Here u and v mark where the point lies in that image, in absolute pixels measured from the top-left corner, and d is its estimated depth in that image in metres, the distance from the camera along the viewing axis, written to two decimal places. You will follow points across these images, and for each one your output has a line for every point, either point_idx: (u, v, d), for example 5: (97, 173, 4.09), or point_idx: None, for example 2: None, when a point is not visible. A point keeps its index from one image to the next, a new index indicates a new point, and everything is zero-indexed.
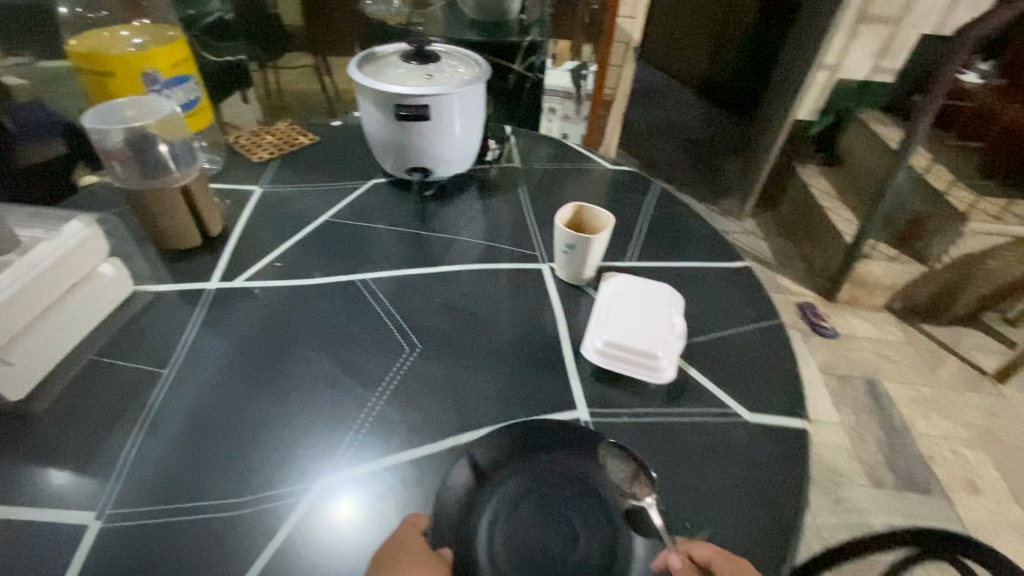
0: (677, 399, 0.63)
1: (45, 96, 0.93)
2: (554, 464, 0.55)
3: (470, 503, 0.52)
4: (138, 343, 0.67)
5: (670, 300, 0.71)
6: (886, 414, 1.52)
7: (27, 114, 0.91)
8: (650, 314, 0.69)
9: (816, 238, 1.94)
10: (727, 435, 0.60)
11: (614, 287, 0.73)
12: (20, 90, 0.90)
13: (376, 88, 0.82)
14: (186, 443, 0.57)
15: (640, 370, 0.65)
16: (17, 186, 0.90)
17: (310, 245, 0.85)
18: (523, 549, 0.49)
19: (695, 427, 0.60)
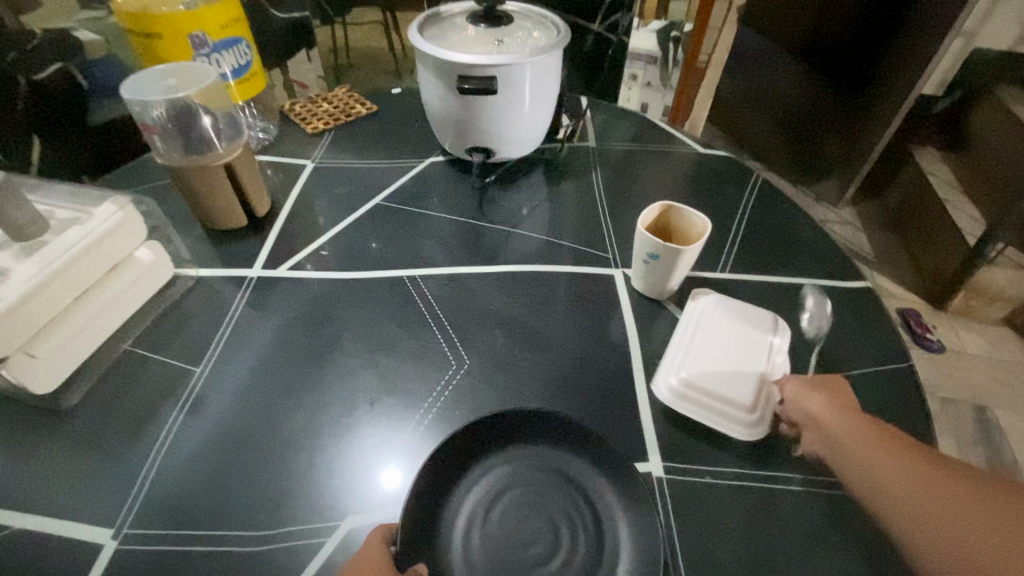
0: (772, 458, 0.52)
1: (118, 52, 0.86)
2: (520, 457, 0.50)
3: (441, 497, 0.47)
4: (175, 335, 0.64)
5: (772, 334, 0.58)
6: (996, 447, 1.29)
7: (100, 73, 0.85)
8: (744, 350, 0.57)
9: (927, 234, 1.68)
10: (835, 513, 0.48)
11: (702, 310, 0.61)
12: (94, 48, 0.83)
13: (434, 55, 0.72)
14: (212, 457, 0.53)
15: (721, 421, 0.53)
16: (92, 148, 0.88)
17: (359, 229, 0.78)
18: (499, 559, 0.44)
19: (794, 498, 0.49)
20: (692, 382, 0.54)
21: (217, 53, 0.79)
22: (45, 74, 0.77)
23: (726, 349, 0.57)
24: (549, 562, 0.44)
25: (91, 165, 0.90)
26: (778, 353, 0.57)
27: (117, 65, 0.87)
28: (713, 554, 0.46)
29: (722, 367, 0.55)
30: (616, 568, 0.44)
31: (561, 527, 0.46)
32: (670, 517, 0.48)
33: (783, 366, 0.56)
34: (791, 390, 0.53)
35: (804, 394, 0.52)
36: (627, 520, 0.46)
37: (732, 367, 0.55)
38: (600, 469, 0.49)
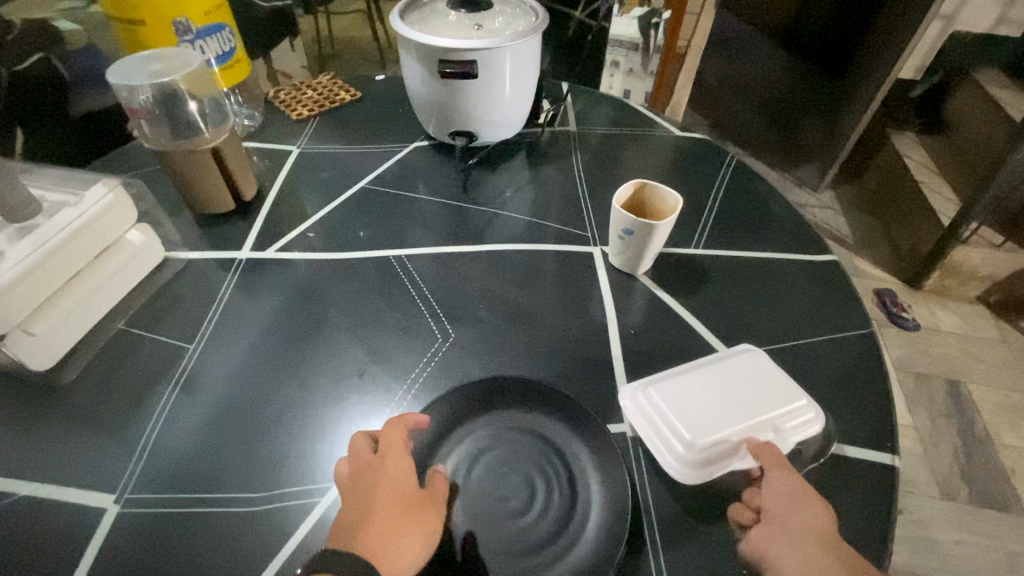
0: None
1: (98, 42, 0.87)
2: (500, 420, 0.53)
3: (426, 460, 0.50)
4: (167, 315, 0.66)
5: (793, 408, 0.50)
6: (967, 419, 1.34)
7: (80, 62, 0.85)
8: (735, 404, 0.50)
9: (904, 216, 1.72)
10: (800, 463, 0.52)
11: (733, 358, 0.55)
12: (74, 38, 0.84)
13: (416, 40, 0.74)
14: (209, 428, 0.55)
15: (657, 446, 0.50)
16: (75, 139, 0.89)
17: (346, 212, 0.80)
18: (479, 512, 0.47)
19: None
20: (653, 402, 0.51)
21: (202, 40, 0.81)
22: (27, 64, 0.78)
23: (722, 395, 0.51)
24: (526, 512, 0.47)
25: (74, 157, 0.90)
26: (778, 429, 0.49)
27: (99, 54, 0.87)
28: (682, 506, 0.48)
29: (692, 399, 0.51)
30: (588, 516, 0.46)
31: (538, 481, 0.49)
32: (642, 471, 0.51)
33: (772, 439, 0.49)
34: (785, 492, 0.44)
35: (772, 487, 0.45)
36: (598, 475, 0.49)
37: (711, 412, 0.50)
38: (575, 430, 0.52)
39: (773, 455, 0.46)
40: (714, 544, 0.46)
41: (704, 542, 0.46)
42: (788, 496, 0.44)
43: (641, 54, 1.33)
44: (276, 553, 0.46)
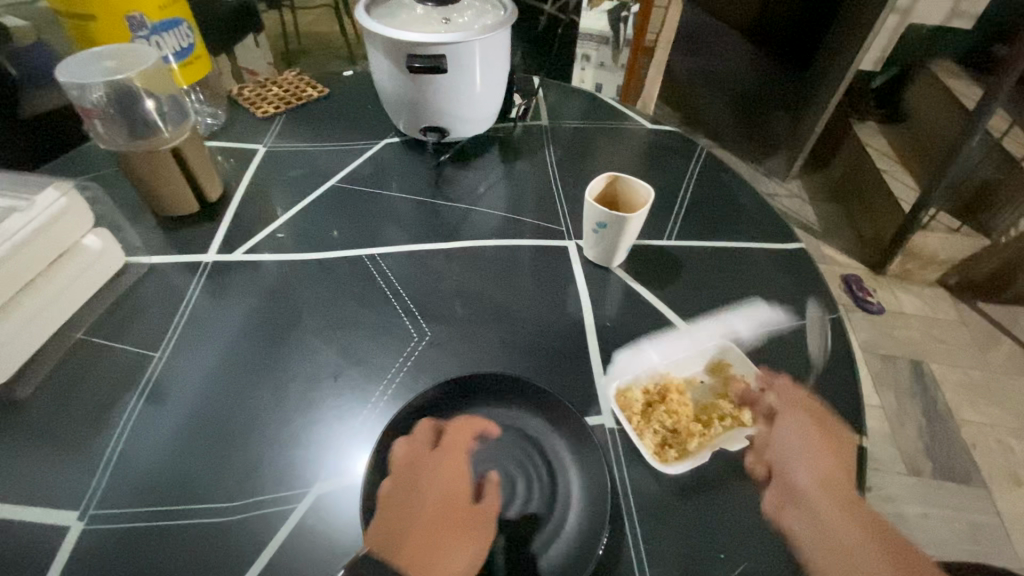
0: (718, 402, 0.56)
1: (48, 38, 0.83)
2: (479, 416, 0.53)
3: None
4: (130, 322, 0.64)
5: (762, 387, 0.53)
6: (930, 397, 1.40)
7: (29, 58, 0.82)
8: None
9: (868, 203, 1.77)
10: None
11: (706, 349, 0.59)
12: (22, 33, 0.80)
13: (383, 35, 0.73)
14: (178, 438, 0.53)
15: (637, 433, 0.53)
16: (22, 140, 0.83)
17: (316, 211, 0.79)
18: None
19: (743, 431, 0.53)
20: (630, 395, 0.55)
21: (157, 35, 0.78)
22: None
23: None
24: (508, 508, 0.47)
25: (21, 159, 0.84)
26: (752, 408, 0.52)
27: (50, 53, 0.84)
28: (661, 495, 0.49)
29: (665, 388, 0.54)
30: (568, 510, 0.47)
31: (516, 477, 0.49)
32: (621, 463, 0.51)
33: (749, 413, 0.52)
34: (793, 436, 0.50)
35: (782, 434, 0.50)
36: (578, 469, 0.49)
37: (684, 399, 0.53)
38: (553, 423, 0.52)
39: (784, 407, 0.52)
40: (693, 528, 0.47)
41: (683, 529, 0.47)
42: (796, 443, 0.49)
43: (611, 48, 1.34)
44: (252, 562, 0.45)
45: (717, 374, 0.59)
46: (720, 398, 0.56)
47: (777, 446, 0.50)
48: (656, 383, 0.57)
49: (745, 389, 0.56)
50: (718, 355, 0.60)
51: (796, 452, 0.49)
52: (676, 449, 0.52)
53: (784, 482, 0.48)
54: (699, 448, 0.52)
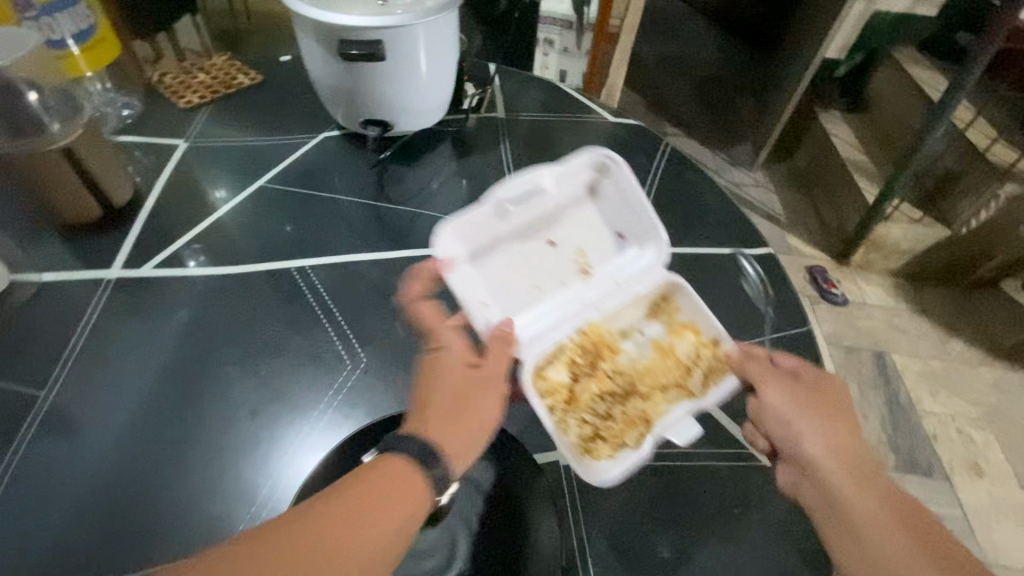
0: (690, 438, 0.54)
1: None
2: None
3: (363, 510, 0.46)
4: (19, 353, 0.56)
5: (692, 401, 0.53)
6: (893, 389, 1.40)
7: None
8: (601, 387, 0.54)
9: (833, 194, 1.77)
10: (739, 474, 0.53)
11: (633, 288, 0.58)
12: None
13: (314, 18, 0.64)
14: (67, 500, 0.47)
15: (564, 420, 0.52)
16: None
17: (241, 217, 0.70)
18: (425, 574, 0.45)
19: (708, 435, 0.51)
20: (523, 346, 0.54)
21: (51, 16, 0.68)
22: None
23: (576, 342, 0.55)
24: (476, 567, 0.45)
25: None
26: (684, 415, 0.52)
27: None
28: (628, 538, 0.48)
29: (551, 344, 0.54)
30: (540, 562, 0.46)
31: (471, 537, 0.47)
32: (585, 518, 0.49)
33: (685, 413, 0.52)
34: (784, 399, 0.48)
35: (781, 402, 0.48)
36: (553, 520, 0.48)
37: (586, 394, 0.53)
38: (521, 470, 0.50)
39: (758, 367, 0.51)
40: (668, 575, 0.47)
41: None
42: (781, 405, 0.47)
43: (574, 34, 1.27)
44: None
45: (656, 323, 0.59)
46: (661, 363, 0.57)
47: (763, 412, 0.48)
48: (585, 348, 0.56)
49: (688, 347, 0.57)
50: (661, 291, 0.59)
51: (793, 421, 0.46)
52: (613, 442, 0.52)
53: (803, 465, 0.45)
54: (638, 439, 0.51)
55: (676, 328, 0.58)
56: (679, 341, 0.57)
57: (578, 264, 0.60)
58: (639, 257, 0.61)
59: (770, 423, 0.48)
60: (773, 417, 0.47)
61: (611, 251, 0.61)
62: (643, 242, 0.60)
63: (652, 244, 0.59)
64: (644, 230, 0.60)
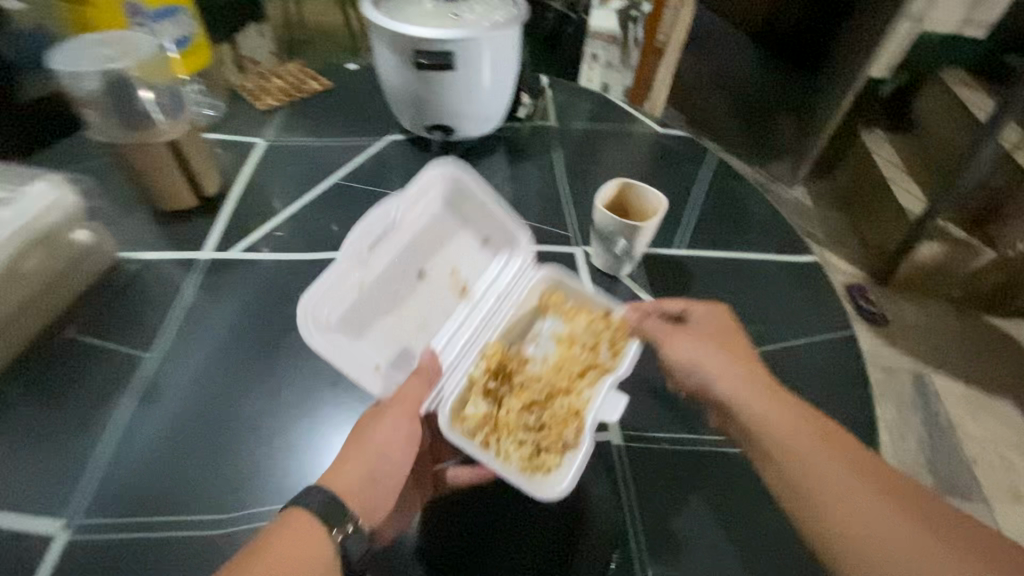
0: None
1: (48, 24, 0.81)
2: None
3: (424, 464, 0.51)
4: (123, 318, 0.62)
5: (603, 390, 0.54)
6: (932, 410, 1.38)
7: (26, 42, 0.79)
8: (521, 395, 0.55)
9: (874, 212, 1.76)
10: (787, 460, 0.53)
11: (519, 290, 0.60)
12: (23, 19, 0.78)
13: (391, 30, 0.70)
14: (168, 444, 0.51)
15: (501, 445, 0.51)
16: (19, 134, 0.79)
17: (315, 210, 0.76)
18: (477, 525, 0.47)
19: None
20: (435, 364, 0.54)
21: (155, 23, 0.76)
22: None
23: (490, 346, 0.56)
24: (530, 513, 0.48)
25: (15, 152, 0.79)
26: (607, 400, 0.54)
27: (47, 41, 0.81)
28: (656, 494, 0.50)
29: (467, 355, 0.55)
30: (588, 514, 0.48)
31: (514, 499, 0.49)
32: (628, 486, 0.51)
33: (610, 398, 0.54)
34: (688, 350, 0.53)
35: (686, 351, 0.53)
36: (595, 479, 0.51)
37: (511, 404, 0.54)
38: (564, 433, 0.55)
39: (654, 324, 0.57)
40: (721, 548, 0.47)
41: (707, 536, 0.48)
42: (694, 355, 0.52)
43: (619, 49, 1.32)
44: None
45: (551, 319, 0.60)
46: (565, 354, 0.58)
47: (677, 363, 0.53)
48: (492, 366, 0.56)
49: (590, 326, 0.59)
50: (546, 289, 0.61)
51: (703, 369, 0.51)
52: (553, 444, 0.52)
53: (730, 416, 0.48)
54: (577, 434, 0.52)
55: (560, 314, 0.60)
56: (574, 323, 0.59)
57: (455, 285, 0.61)
58: (507, 256, 0.62)
59: (681, 370, 0.53)
60: (686, 364, 0.53)
61: (479, 261, 0.62)
62: (509, 242, 0.62)
63: (517, 243, 0.62)
64: (506, 234, 0.62)
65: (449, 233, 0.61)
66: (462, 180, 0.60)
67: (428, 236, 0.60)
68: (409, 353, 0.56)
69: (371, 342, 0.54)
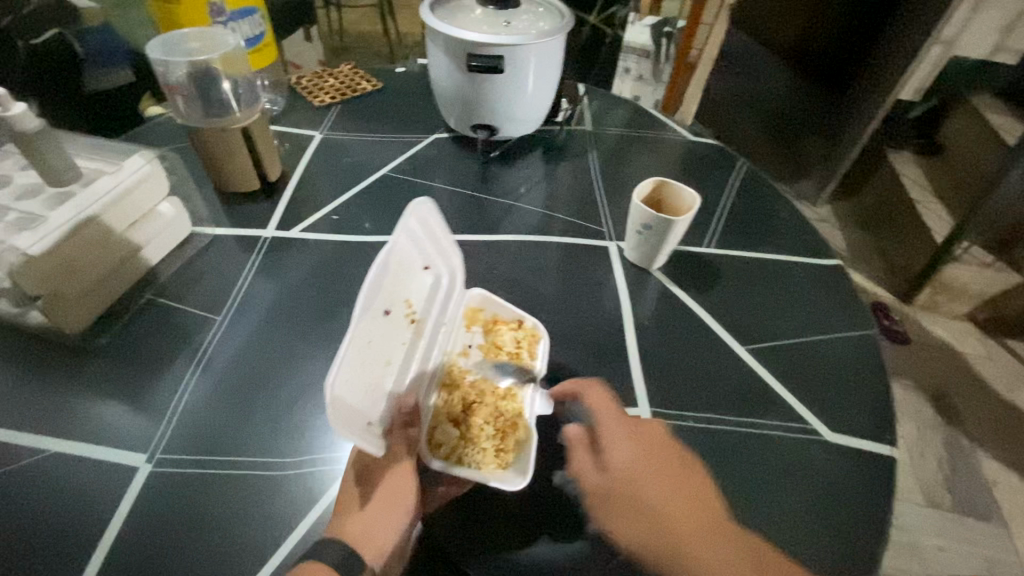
0: (766, 409, 0.58)
1: (114, 21, 1.00)
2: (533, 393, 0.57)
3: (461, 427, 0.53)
4: (193, 285, 0.68)
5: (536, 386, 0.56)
6: (953, 430, 1.38)
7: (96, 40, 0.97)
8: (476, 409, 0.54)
9: (900, 232, 1.77)
10: (810, 443, 0.55)
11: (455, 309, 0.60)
12: (91, 15, 0.96)
13: (447, 34, 0.76)
14: (234, 394, 0.57)
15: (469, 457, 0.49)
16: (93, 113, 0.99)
17: (367, 199, 0.82)
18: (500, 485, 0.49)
19: (776, 411, 0.58)
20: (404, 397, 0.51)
21: (234, 22, 0.83)
22: (43, 37, 0.89)
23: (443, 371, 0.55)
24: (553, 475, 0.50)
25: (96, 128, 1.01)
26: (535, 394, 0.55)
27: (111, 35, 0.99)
28: None
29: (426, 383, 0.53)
30: None
31: (542, 457, 0.52)
32: None
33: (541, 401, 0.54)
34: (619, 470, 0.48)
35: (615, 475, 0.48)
36: None
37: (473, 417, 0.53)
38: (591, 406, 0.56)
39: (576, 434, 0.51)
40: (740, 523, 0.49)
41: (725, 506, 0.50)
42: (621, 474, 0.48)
43: (652, 63, 1.38)
44: (304, 516, 0.48)
45: (476, 333, 0.61)
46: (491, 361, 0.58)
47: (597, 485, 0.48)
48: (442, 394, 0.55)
49: (514, 335, 0.60)
50: (471, 307, 0.62)
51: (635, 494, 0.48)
52: (507, 443, 0.51)
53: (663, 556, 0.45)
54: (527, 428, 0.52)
55: (488, 328, 0.61)
56: (500, 332, 0.60)
57: (408, 315, 0.55)
58: (445, 281, 0.60)
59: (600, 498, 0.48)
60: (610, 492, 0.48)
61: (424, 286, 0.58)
62: (448, 267, 0.61)
63: (452, 269, 0.61)
64: (442, 260, 0.61)
65: (408, 261, 0.55)
66: (427, 216, 0.57)
67: (397, 268, 0.53)
68: (386, 398, 0.50)
69: (356, 399, 0.46)
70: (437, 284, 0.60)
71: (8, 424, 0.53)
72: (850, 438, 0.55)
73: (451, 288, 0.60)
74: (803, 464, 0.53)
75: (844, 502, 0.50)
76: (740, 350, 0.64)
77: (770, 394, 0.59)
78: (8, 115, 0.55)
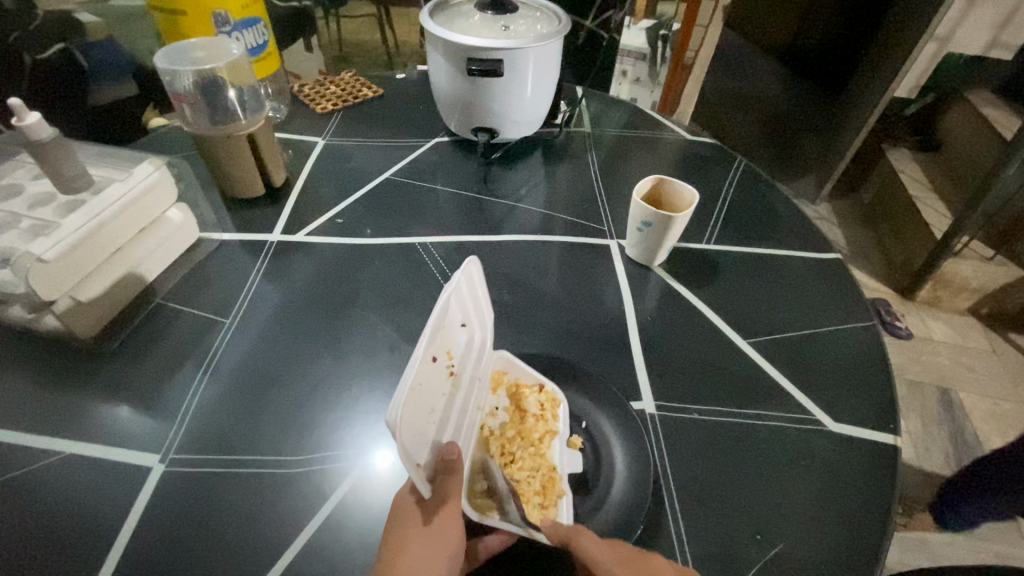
0: (769, 401, 0.58)
1: (117, 34, 0.99)
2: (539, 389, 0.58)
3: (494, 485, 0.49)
4: (201, 289, 0.69)
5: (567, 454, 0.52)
6: (959, 425, 1.37)
7: (99, 53, 0.98)
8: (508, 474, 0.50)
9: (899, 228, 1.77)
10: (812, 434, 0.55)
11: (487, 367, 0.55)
12: (94, 31, 0.96)
13: (446, 40, 0.77)
14: (243, 394, 0.58)
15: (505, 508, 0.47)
16: (110, 125, 1.02)
17: (370, 203, 0.83)
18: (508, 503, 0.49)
19: (777, 402, 0.58)
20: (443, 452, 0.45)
21: (239, 31, 0.84)
22: (45, 52, 0.90)
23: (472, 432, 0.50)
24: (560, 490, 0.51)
25: (118, 138, 1.04)
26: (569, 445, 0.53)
27: (114, 47, 0.99)
28: (669, 456, 0.53)
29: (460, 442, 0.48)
30: (612, 483, 0.50)
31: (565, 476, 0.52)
32: (661, 450, 0.53)
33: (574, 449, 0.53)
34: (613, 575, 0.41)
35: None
36: (621, 446, 0.52)
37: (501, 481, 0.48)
38: (593, 400, 0.56)
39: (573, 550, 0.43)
40: (743, 515, 0.49)
41: (732, 500, 0.50)
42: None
43: (648, 65, 1.40)
44: (314, 514, 0.48)
45: (499, 396, 0.56)
46: (518, 427, 0.53)
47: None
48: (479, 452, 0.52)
49: (537, 398, 0.55)
50: (494, 368, 0.58)
51: None
52: (549, 498, 0.48)
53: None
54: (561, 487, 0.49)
55: (511, 393, 0.56)
56: (524, 395, 0.55)
57: (450, 368, 0.49)
58: (479, 338, 0.54)
59: None
60: None
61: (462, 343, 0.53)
62: (481, 324, 0.55)
63: (484, 326, 0.55)
64: (477, 319, 0.55)
65: (451, 314, 0.49)
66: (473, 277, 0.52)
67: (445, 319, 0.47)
68: (430, 446, 0.45)
69: (406, 444, 0.40)
70: (473, 340, 0.53)
71: (21, 427, 0.54)
72: (850, 428, 0.56)
73: (483, 344, 0.55)
74: (803, 453, 0.54)
75: (851, 492, 0.51)
76: (741, 343, 0.65)
77: (771, 385, 0.60)
78: (22, 124, 0.57)
